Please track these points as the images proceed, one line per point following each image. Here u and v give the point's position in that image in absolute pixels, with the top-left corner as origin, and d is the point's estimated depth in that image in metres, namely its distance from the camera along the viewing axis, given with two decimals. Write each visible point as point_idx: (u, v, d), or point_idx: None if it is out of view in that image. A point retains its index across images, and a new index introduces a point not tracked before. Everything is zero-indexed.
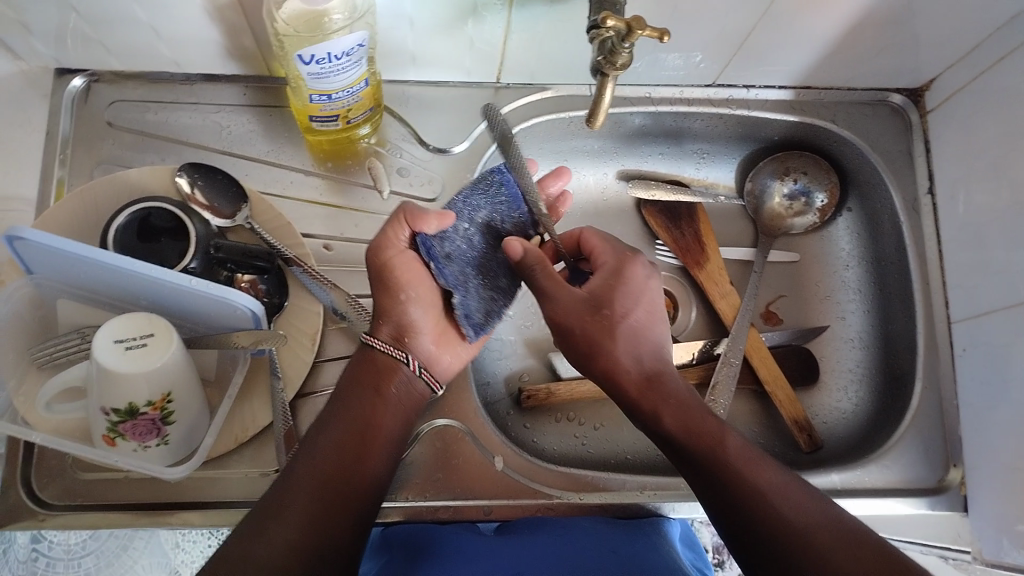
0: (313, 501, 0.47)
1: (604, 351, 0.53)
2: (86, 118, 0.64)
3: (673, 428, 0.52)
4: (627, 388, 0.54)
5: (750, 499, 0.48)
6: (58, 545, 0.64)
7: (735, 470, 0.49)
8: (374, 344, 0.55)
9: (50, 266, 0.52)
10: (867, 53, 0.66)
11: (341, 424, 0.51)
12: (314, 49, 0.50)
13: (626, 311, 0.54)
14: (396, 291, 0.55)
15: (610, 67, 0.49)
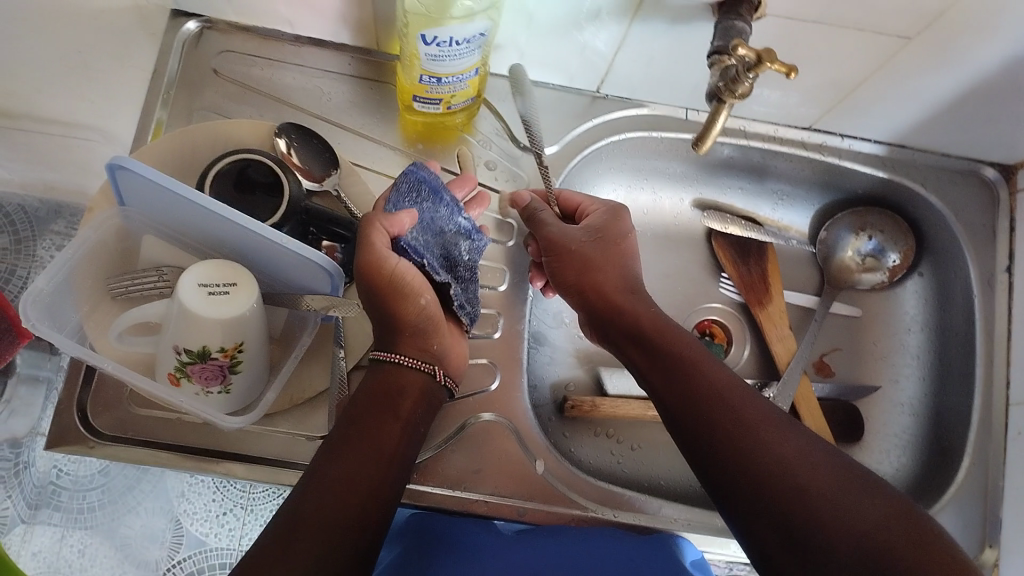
0: (353, 482, 0.47)
1: (596, 277, 0.58)
2: (193, 62, 0.65)
3: (646, 330, 0.56)
4: (608, 310, 0.58)
5: (726, 421, 0.49)
6: (68, 475, 0.70)
7: (708, 387, 0.51)
8: (398, 360, 0.53)
9: (144, 202, 0.53)
10: (970, 122, 0.66)
11: (372, 409, 0.51)
12: (438, 31, 0.51)
13: (615, 246, 0.59)
14: (415, 296, 0.53)
15: (729, 94, 0.49)
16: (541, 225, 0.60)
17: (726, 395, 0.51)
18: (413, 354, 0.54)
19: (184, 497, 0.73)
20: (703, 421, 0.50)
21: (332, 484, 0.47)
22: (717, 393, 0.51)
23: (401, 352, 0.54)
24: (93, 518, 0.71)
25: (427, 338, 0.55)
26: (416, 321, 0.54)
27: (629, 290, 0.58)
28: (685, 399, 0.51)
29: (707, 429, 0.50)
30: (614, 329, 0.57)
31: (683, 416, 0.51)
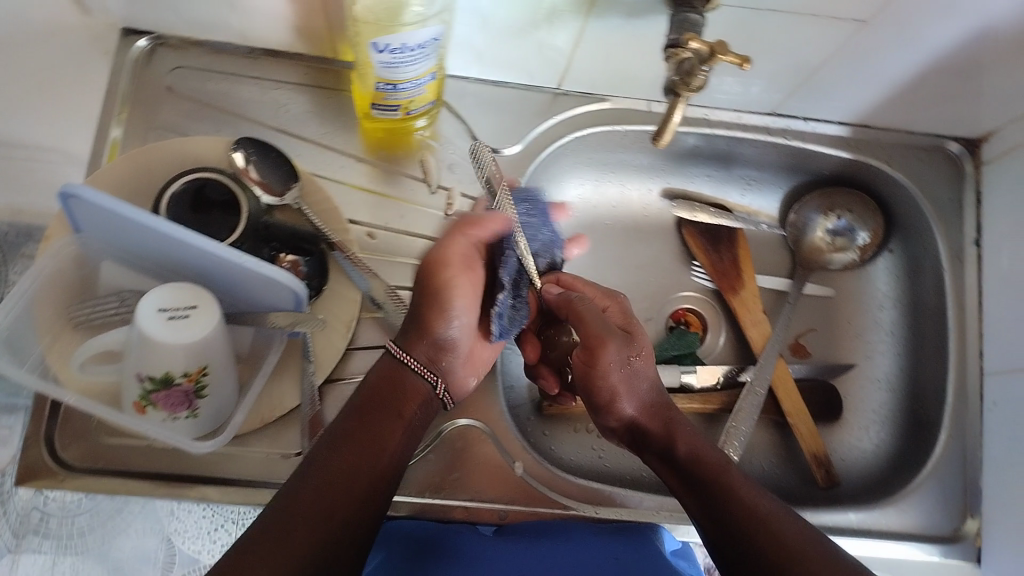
0: (330, 497, 0.45)
1: (624, 387, 0.57)
2: (145, 80, 0.63)
3: (678, 449, 0.55)
4: (642, 421, 0.58)
5: (739, 518, 0.49)
6: (54, 505, 0.59)
7: (728, 491, 0.51)
8: (406, 362, 0.53)
9: (99, 228, 0.52)
10: (932, 99, 0.66)
11: (360, 417, 0.50)
12: (390, 38, 0.50)
13: (642, 345, 0.58)
14: (449, 300, 0.53)
15: (684, 88, 0.49)
16: (569, 308, 0.58)
17: (743, 499, 0.50)
18: (427, 360, 0.54)
19: (165, 523, 0.62)
20: (721, 528, 0.50)
21: (310, 496, 0.45)
22: (739, 498, 0.50)
23: (411, 353, 0.53)
24: (82, 544, 0.59)
25: (447, 349, 0.55)
26: (443, 333, 0.54)
27: (661, 407, 0.58)
28: (707, 505, 0.51)
29: (724, 535, 0.50)
30: (648, 437, 0.57)
31: (704, 523, 0.51)
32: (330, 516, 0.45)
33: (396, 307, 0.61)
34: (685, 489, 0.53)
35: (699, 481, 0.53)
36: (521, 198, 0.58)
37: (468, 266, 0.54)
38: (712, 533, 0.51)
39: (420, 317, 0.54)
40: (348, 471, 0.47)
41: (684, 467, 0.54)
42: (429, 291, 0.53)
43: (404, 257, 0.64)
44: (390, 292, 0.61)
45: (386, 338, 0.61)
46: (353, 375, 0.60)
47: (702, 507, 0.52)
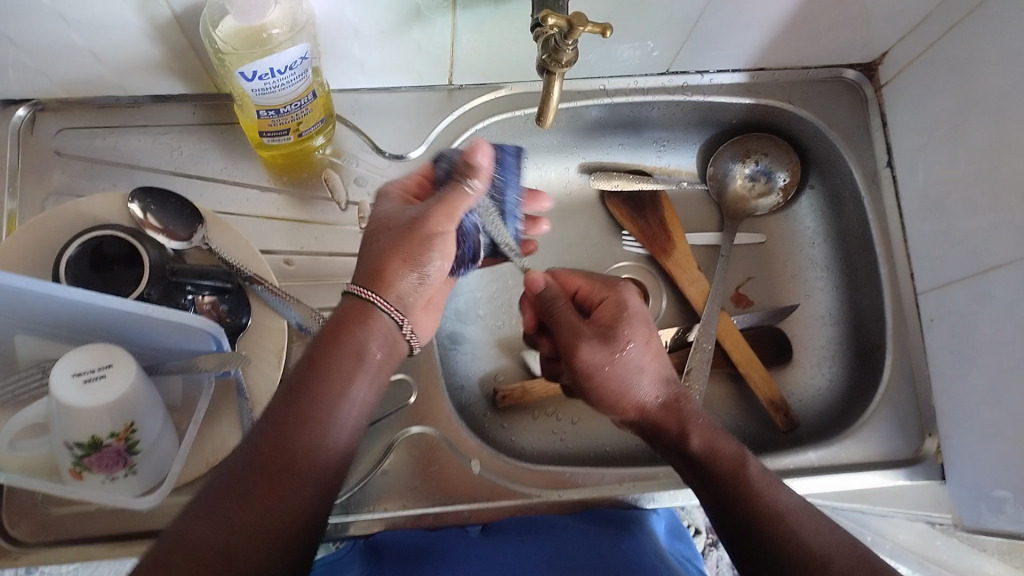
0: (252, 506, 0.41)
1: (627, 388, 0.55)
2: (34, 148, 0.63)
3: (698, 446, 0.52)
4: (655, 414, 0.55)
5: (765, 520, 0.48)
6: (65, 570, 0.67)
7: (745, 489, 0.50)
8: (370, 298, 0.48)
9: (1, 305, 0.50)
10: (817, 31, 0.66)
11: (303, 398, 0.45)
12: (256, 65, 0.50)
13: (633, 337, 0.56)
14: (418, 231, 0.50)
15: (556, 65, 0.50)
16: (554, 312, 0.59)
17: (761, 500, 0.49)
18: (399, 301, 0.50)
19: None
20: (742, 529, 0.49)
21: (227, 501, 0.41)
22: (760, 498, 0.49)
23: (379, 292, 0.49)
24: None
25: (422, 287, 0.51)
26: (422, 265, 0.50)
27: (670, 398, 0.55)
28: (724, 504, 0.50)
29: (745, 536, 0.49)
30: (656, 430, 0.55)
31: (721, 518, 0.51)
32: (250, 528, 0.41)
33: None
34: (700, 483, 0.52)
35: (718, 478, 0.51)
36: (510, 150, 0.61)
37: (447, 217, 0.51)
38: (731, 531, 0.50)
39: (382, 262, 0.49)
40: (277, 472, 0.42)
41: (699, 462, 0.52)
42: (376, 233, 0.51)
43: (326, 278, 0.63)
44: (316, 315, 0.61)
45: None
46: None
47: (719, 504, 0.51)
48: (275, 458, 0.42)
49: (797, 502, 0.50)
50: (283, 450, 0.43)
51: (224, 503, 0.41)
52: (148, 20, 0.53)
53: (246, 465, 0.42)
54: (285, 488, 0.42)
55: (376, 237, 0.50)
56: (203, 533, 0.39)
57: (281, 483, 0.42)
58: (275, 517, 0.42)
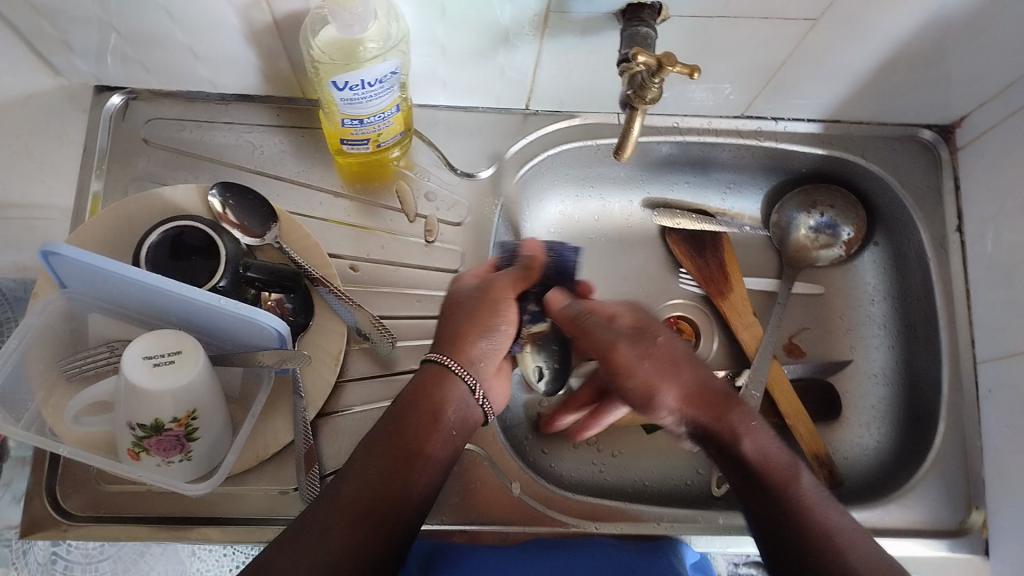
0: (336, 532, 0.43)
1: (676, 388, 0.53)
2: (123, 134, 0.65)
3: (750, 455, 0.51)
4: (697, 412, 0.53)
5: (815, 538, 0.47)
6: (76, 549, 0.59)
7: (795, 503, 0.49)
8: (447, 362, 0.52)
9: (81, 282, 0.52)
10: (897, 88, 0.66)
11: (387, 439, 0.48)
12: (347, 75, 0.51)
13: (664, 334, 0.55)
14: (491, 318, 0.55)
15: (639, 101, 0.50)
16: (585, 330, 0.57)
17: (810, 518, 0.48)
18: (471, 367, 0.53)
19: (196, 556, 0.60)
20: (786, 547, 0.48)
21: (313, 531, 0.43)
22: (812, 519, 0.48)
23: (452, 356, 0.52)
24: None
25: (493, 356, 0.55)
26: (491, 333, 0.54)
27: (717, 395, 0.54)
28: (773, 517, 0.49)
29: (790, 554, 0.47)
30: (702, 430, 0.53)
31: (767, 537, 0.49)
32: (336, 554, 0.43)
33: (381, 336, 0.61)
34: (751, 495, 0.51)
35: (768, 489, 0.50)
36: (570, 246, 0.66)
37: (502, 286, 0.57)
38: (775, 550, 0.48)
39: (455, 330, 0.54)
40: (364, 508, 0.45)
41: (750, 470, 0.51)
42: (451, 303, 0.56)
43: (387, 287, 0.65)
44: (376, 322, 0.62)
45: (375, 368, 0.62)
46: (346, 407, 0.61)
47: (766, 519, 0.49)
48: (363, 481, 0.46)
49: (852, 524, 0.48)
50: (367, 484, 0.46)
51: (309, 533, 0.43)
52: (248, 24, 0.55)
53: (330, 497, 0.45)
54: (369, 520, 0.44)
55: (453, 307, 0.56)
56: (291, 561, 0.42)
57: (365, 519, 0.44)
58: (360, 545, 0.44)
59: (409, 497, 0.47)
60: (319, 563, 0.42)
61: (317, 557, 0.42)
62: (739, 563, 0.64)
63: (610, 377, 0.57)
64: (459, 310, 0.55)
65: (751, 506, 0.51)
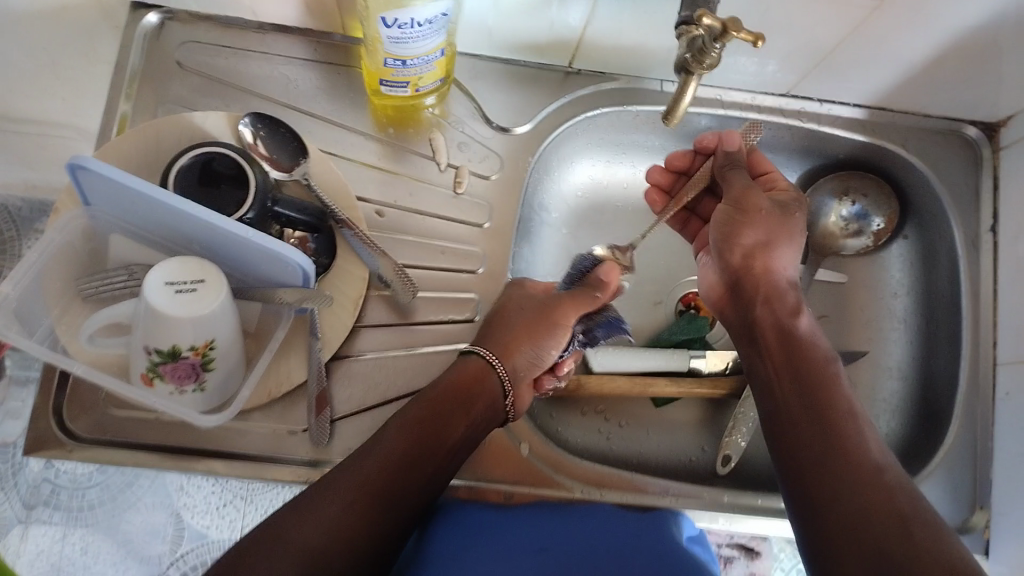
0: (348, 508, 0.46)
1: (769, 259, 0.59)
2: (156, 54, 0.63)
3: (796, 338, 0.56)
4: (767, 282, 0.59)
5: (831, 412, 0.51)
6: (64, 474, 0.60)
7: (813, 369, 0.54)
8: (491, 361, 0.57)
9: (107, 201, 0.51)
10: (949, 81, 0.65)
11: (412, 422, 0.51)
12: (398, 12, 0.50)
13: (797, 228, 0.61)
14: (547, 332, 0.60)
15: (697, 65, 0.49)
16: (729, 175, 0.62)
17: (830, 395, 0.52)
18: (513, 370, 0.58)
19: (183, 491, 0.61)
20: (807, 426, 0.51)
21: (327, 500, 0.46)
22: (832, 393, 0.52)
23: (500, 357, 0.57)
24: (90, 518, 0.60)
25: (536, 363, 0.60)
26: (542, 349, 0.59)
27: (787, 283, 0.60)
28: (801, 393, 0.53)
29: (804, 423, 0.51)
30: (765, 296, 0.59)
31: (794, 417, 0.52)
32: (344, 527, 0.45)
33: (403, 285, 0.60)
34: (778, 360, 0.56)
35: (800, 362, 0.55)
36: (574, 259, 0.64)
37: (562, 306, 0.61)
38: (793, 421, 0.52)
39: (506, 333, 0.59)
40: (380, 480, 0.48)
41: (795, 346, 0.56)
42: (504, 308, 0.60)
43: (412, 236, 0.63)
44: (399, 271, 0.60)
45: (393, 316, 0.61)
46: (362, 351, 0.60)
47: (798, 386, 0.54)
48: (385, 454, 0.49)
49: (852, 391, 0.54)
50: (386, 464, 0.48)
51: (324, 502, 0.46)
52: None
53: (354, 458, 0.49)
54: (377, 500, 0.47)
55: (507, 313, 0.60)
56: (302, 531, 0.45)
57: (382, 494, 0.47)
58: (367, 524, 0.46)
59: (422, 478, 0.50)
60: (328, 529, 0.45)
61: (328, 519, 0.45)
62: (723, 544, 0.65)
63: (718, 222, 0.61)
64: (513, 315, 0.60)
65: (776, 374, 0.55)
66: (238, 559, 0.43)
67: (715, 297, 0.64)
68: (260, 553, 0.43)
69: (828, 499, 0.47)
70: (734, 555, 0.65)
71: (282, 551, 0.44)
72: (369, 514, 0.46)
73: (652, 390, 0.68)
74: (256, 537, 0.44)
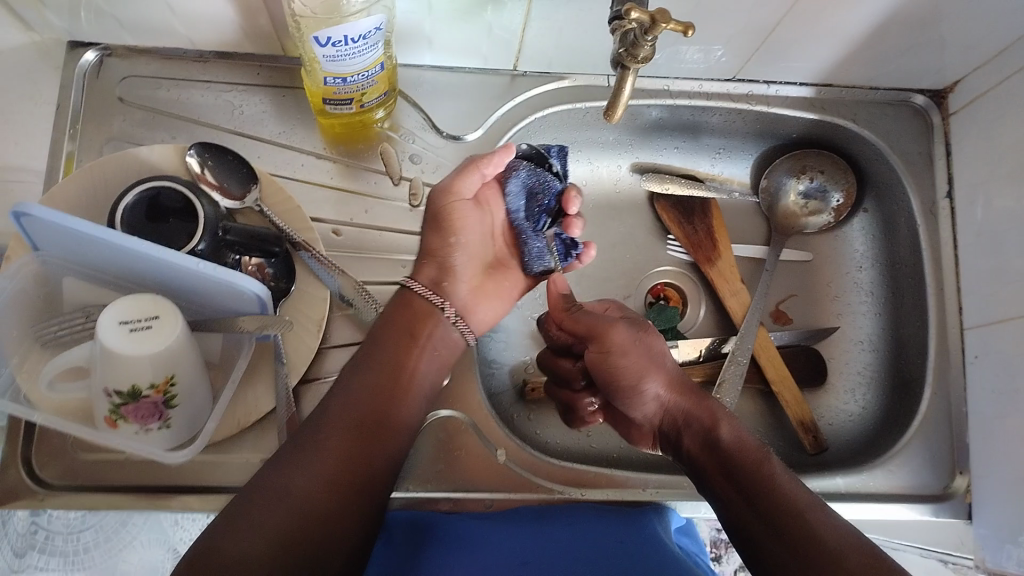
0: (332, 455, 0.46)
1: (653, 374, 0.57)
2: (97, 92, 0.63)
3: (730, 447, 0.53)
4: (672, 403, 0.57)
5: (785, 508, 0.49)
6: (57, 519, 0.59)
7: (754, 465, 0.52)
8: (411, 286, 0.54)
9: (53, 245, 0.51)
10: (892, 52, 0.65)
11: (376, 368, 0.51)
12: (330, 31, 0.49)
13: (654, 345, 0.58)
14: (447, 233, 0.56)
15: (631, 60, 0.50)
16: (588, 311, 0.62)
17: (770, 484, 0.50)
18: (433, 287, 0.55)
19: (179, 526, 0.60)
20: (763, 538, 0.48)
21: (304, 451, 0.45)
22: (780, 492, 0.50)
23: (416, 279, 0.55)
24: (87, 560, 0.59)
25: (450, 275, 0.56)
26: (446, 257, 0.56)
27: (694, 389, 0.57)
28: (747, 503, 0.50)
29: (754, 523, 0.49)
30: (683, 422, 0.56)
31: (748, 527, 0.50)
32: (331, 473, 0.45)
33: (365, 302, 0.60)
34: (722, 478, 0.52)
35: (738, 470, 0.51)
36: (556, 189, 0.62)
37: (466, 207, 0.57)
38: (750, 535, 0.49)
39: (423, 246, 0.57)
40: (353, 426, 0.47)
41: (727, 457, 0.53)
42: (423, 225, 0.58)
43: (371, 252, 0.63)
44: (359, 287, 0.61)
45: (358, 334, 0.61)
46: (330, 372, 0.60)
47: (740, 500, 0.51)
48: (351, 404, 0.48)
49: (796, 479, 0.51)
50: (347, 408, 0.48)
51: (304, 456, 0.45)
52: None
53: (315, 423, 0.47)
54: (357, 443, 0.47)
55: (424, 231, 0.58)
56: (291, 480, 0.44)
57: (360, 438, 0.47)
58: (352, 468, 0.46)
59: (393, 423, 0.49)
60: (322, 480, 0.44)
61: (318, 470, 0.45)
62: (723, 529, 0.65)
63: (597, 374, 0.58)
64: (427, 232, 0.57)
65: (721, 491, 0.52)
66: (235, 515, 0.42)
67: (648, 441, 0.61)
68: (257, 505, 0.42)
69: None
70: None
71: (279, 497, 0.43)
72: (352, 462, 0.46)
73: None
74: (250, 495, 0.43)
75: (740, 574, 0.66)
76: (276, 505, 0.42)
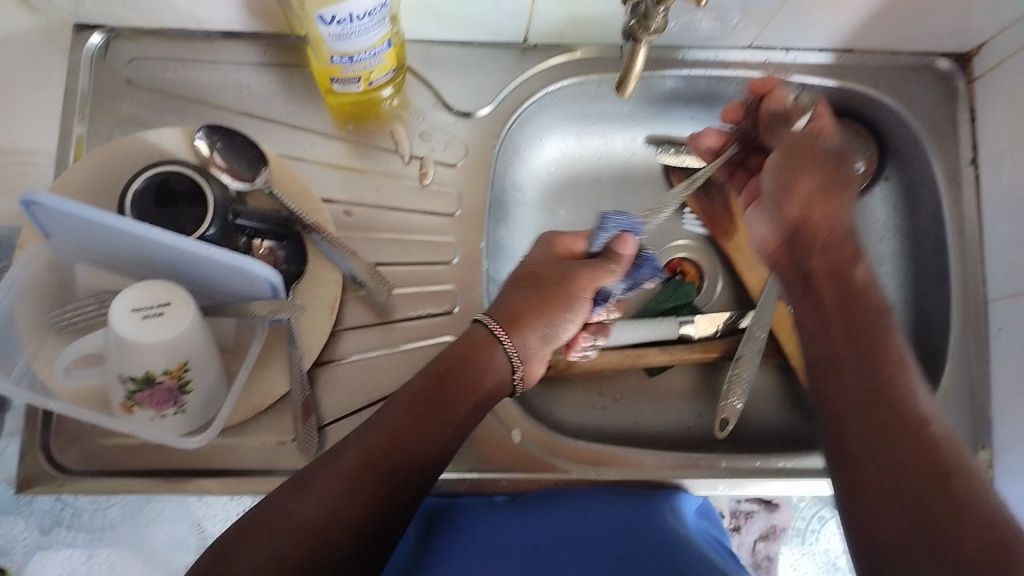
0: (354, 494, 0.45)
1: (833, 210, 0.59)
2: (103, 74, 0.62)
3: (852, 313, 0.53)
4: (816, 222, 0.59)
5: (883, 389, 0.48)
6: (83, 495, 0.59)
7: (876, 347, 0.51)
8: (496, 334, 0.55)
9: (65, 233, 0.50)
10: (916, 15, 0.63)
11: (412, 399, 0.50)
12: (335, 8, 0.48)
13: (813, 172, 0.60)
14: (553, 311, 0.56)
15: (644, 32, 0.49)
16: (783, 133, 0.63)
17: (893, 370, 0.49)
18: (523, 347, 0.55)
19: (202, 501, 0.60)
20: (861, 418, 0.48)
21: (322, 482, 0.45)
22: (883, 377, 0.49)
23: (507, 333, 0.55)
24: (115, 535, 0.59)
25: (546, 342, 0.57)
26: (555, 323, 0.56)
27: (847, 227, 0.59)
28: (856, 374, 0.50)
29: (864, 426, 0.48)
30: (826, 244, 0.57)
31: (846, 406, 0.49)
32: (342, 501, 0.45)
33: (378, 284, 0.60)
34: (840, 325, 0.53)
35: (855, 335, 0.52)
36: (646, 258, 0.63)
37: (586, 278, 0.58)
38: (848, 411, 0.49)
39: (515, 308, 0.56)
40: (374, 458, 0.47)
41: (852, 311, 0.53)
42: (534, 266, 0.58)
43: (382, 233, 0.63)
44: (371, 269, 0.60)
45: (371, 316, 0.61)
46: (344, 355, 0.59)
47: (852, 364, 0.51)
48: (373, 435, 0.48)
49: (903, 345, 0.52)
50: (382, 441, 0.47)
51: (327, 485, 0.45)
52: None
53: (337, 451, 0.47)
54: (380, 476, 0.46)
55: (534, 275, 0.58)
56: (302, 509, 0.44)
57: (379, 471, 0.46)
58: (373, 504, 0.46)
59: (424, 461, 0.49)
60: (326, 508, 0.44)
61: (323, 500, 0.45)
62: (742, 500, 0.65)
63: (776, 172, 0.61)
64: (541, 283, 0.57)
65: (834, 347, 0.52)
66: (242, 536, 0.43)
67: (770, 249, 0.62)
68: (262, 529, 0.43)
69: (877, 493, 0.45)
70: (754, 509, 0.65)
71: (280, 522, 0.44)
72: (368, 498, 0.45)
73: (644, 361, 0.66)
74: (260, 516, 0.44)
75: (761, 542, 0.65)
76: (282, 533, 0.43)
